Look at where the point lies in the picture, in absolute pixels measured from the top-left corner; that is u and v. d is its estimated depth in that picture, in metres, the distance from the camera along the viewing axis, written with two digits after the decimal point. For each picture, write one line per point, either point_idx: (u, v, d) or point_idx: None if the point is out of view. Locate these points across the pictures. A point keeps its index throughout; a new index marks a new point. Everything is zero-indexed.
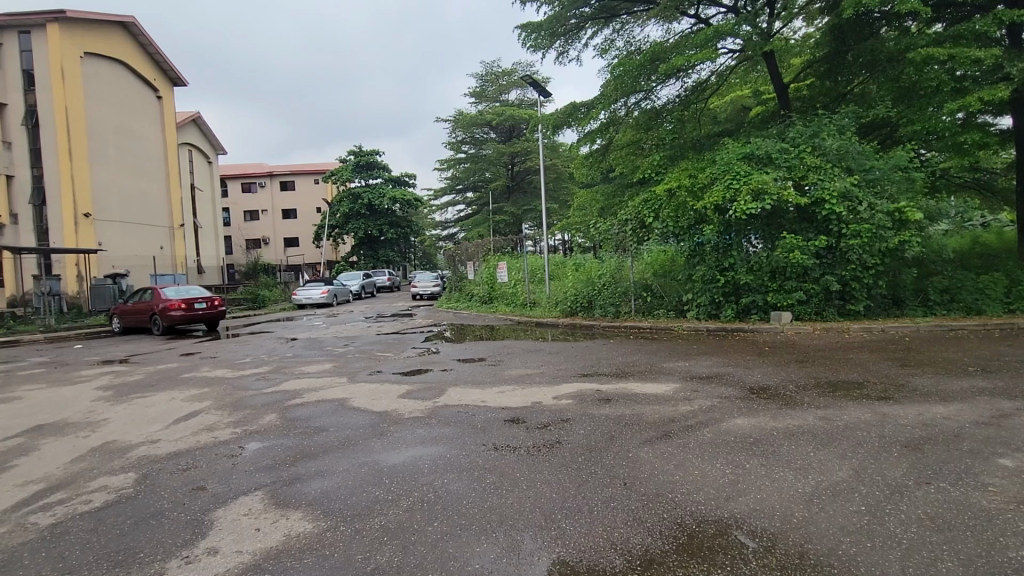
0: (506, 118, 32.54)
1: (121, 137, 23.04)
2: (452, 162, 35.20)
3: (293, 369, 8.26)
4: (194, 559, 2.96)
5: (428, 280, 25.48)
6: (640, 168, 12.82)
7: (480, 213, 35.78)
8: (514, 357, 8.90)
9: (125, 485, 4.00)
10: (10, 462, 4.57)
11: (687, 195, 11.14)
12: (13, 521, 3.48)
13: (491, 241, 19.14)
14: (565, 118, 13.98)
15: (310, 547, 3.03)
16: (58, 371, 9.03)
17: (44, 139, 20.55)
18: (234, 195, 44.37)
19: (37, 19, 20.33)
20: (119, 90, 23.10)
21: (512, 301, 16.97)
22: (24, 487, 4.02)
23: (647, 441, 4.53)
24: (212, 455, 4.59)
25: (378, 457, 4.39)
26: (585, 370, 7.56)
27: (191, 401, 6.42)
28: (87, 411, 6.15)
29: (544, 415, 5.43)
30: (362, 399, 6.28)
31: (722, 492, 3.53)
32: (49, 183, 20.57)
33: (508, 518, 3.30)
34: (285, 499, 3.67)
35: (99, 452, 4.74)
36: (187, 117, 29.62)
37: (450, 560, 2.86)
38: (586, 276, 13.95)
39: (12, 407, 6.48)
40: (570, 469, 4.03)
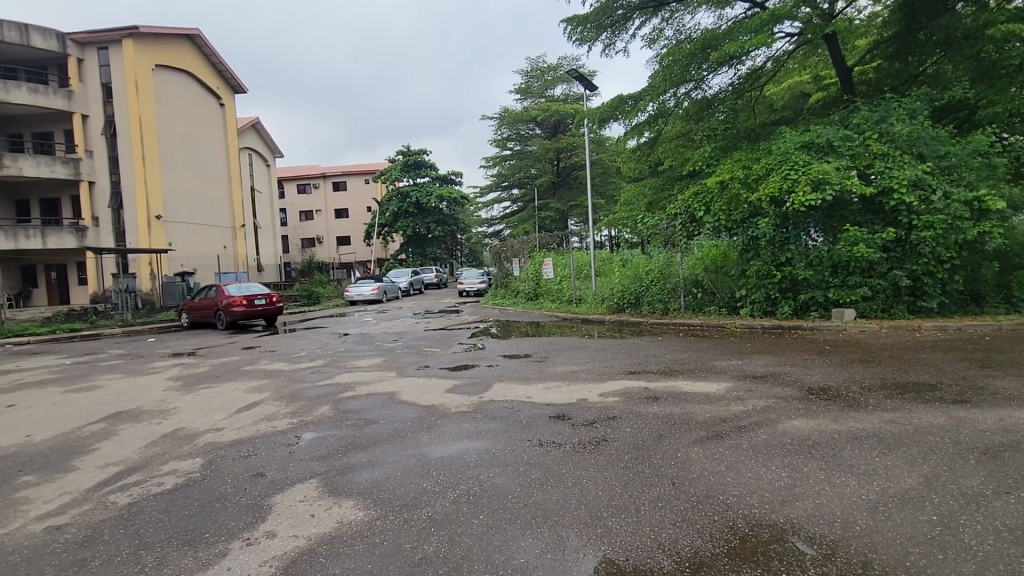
0: (551, 113, 32.33)
1: (188, 143, 24.57)
2: (498, 160, 35.25)
3: (345, 363, 8.56)
4: (254, 541, 3.13)
5: (475, 277, 25.76)
6: (691, 160, 12.49)
7: (526, 209, 35.71)
8: (561, 353, 8.85)
9: (192, 470, 4.27)
10: (93, 445, 4.98)
11: (741, 187, 10.74)
12: (96, 499, 3.81)
13: (537, 238, 19.20)
14: (612, 111, 13.71)
15: (361, 535, 3.13)
16: (133, 362, 9.74)
17: (120, 146, 22.22)
18: (291, 197, 46.40)
19: (112, 35, 21.90)
20: (185, 99, 24.61)
21: (557, 297, 16.83)
22: (106, 469, 4.38)
23: (697, 442, 4.39)
24: (271, 443, 4.83)
25: (426, 449, 4.48)
26: (631, 368, 7.40)
27: (251, 393, 6.77)
28: (159, 399, 6.62)
29: (590, 412, 5.37)
30: (410, 393, 6.43)
31: (779, 496, 3.37)
32: (125, 188, 22.26)
33: (553, 514, 3.28)
34: (338, 487, 3.81)
35: (169, 439, 5.08)
36: (247, 123, 31.27)
37: (496, 554, 2.88)
38: (635, 272, 13.71)
39: (94, 395, 7.05)
40: (617, 467, 3.97)
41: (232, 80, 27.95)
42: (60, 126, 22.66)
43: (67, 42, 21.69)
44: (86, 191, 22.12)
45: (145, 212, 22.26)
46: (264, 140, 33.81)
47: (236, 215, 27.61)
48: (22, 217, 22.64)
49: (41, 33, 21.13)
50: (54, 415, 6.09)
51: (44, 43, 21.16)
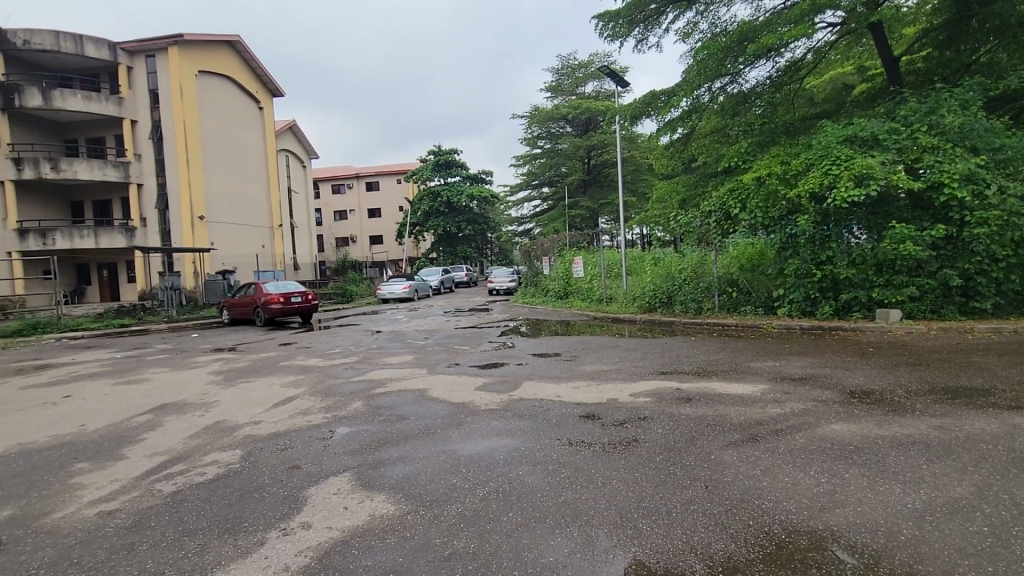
0: (582, 110, 32.11)
1: (228, 146, 25.48)
2: (528, 158, 35.18)
3: (377, 360, 8.73)
4: (290, 531, 3.22)
5: (505, 276, 25.85)
6: (726, 156, 12.21)
7: (556, 208, 35.57)
8: (590, 353, 8.78)
9: (232, 461, 4.43)
10: (140, 435, 5.22)
11: (779, 184, 10.39)
12: (144, 486, 4.00)
13: (567, 236, 19.19)
14: (644, 107, 13.51)
15: (392, 528, 3.18)
16: (177, 357, 10.17)
17: (166, 150, 23.23)
18: (326, 197, 47.55)
19: (159, 44, 22.89)
20: (226, 103, 25.52)
21: (588, 296, 16.72)
22: (152, 458, 4.59)
23: (731, 444, 4.28)
24: (306, 437, 4.96)
25: (456, 446, 4.52)
26: (663, 368, 7.29)
27: (287, 387, 6.98)
28: (201, 393, 6.90)
29: (620, 412, 5.31)
30: (440, 390, 6.51)
31: (817, 502, 3.26)
32: (171, 190, 23.26)
33: (583, 514, 3.26)
34: (370, 481, 3.88)
35: (211, 430, 5.28)
36: (284, 126, 32.20)
37: (525, 551, 2.88)
38: (667, 271, 13.51)
39: (141, 387, 7.40)
40: (648, 468, 3.91)
41: (270, 84, 28.79)
42: (111, 132, 23.76)
43: (118, 51, 22.79)
44: (134, 193, 23.19)
45: (188, 213, 23.23)
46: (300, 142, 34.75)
47: (274, 215, 28.47)
48: (76, 218, 23.82)
49: (94, 43, 22.22)
50: (106, 406, 6.42)
51: (97, 52, 22.24)
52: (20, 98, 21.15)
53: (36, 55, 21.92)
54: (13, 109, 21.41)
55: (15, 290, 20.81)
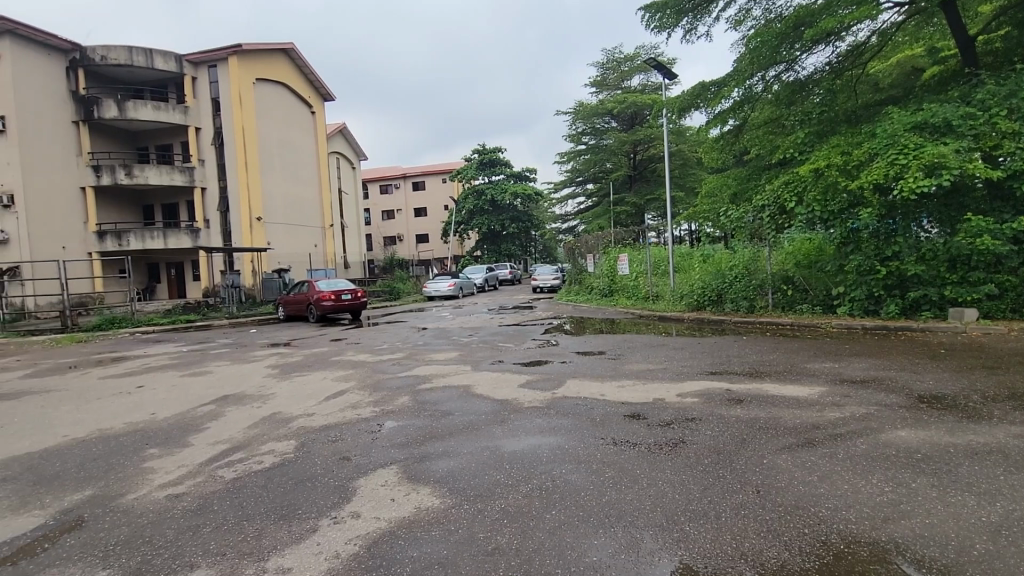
0: (627, 105, 31.54)
1: (283, 150, 26.70)
2: (572, 155, 34.82)
3: (423, 356, 8.90)
4: (341, 520, 3.34)
5: (548, 273, 25.74)
6: (780, 148, 11.74)
7: (601, 204, 35.06)
8: (636, 351, 8.63)
9: (287, 451, 4.64)
10: (204, 424, 5.56)
11: (839, 175, 9.87)
12: (207, 472, 4.25)
13: (611, 233, 18.91)
14: (693, 99, 13.10)
15: (437, 521, 3.24)
16: (237, 351, 10.74)
17: (226, 155, 24.57)
18: (374, 197, 48.91)
19: (220, 54, 24.20)
20: (281, 109, 26.73)
21: (633, 294, 16.40)
22: (215, 446, 4.87)
23: (785, 448, 4.10)
24: (356, 429, 5.14)
25: (499, 442, 4.55)
26: (714, 368, 7.07)
27: (338, 381, 7.23)
28: (259, 385, 7.27)
29: (667, 412, 5.20)
30: (484, 387, 6.57)
31: (879, 513, 3.07)
32: (231, 193, 24.57)
33: (628, 514, 3.22)
34: (416, 474, 3.98)
35: (268, 421, 5.55)
36: (334, 129, 33.35)
37: (568, 550, 2.86)
38: (716, 268, 13.10)
39: (205, 379, 7.87)
40: (696, 471, 3.80)
41: (322, 89, 29.89)
42: (178, 139, 25.32)
43: (184, 63, 24.23)
44: (199, 197, 24.64)
45: (247, 215, 24.53)
46: (350, 144, 35.86)
47: (325, 215, 29.57)
48: (147, 220, 25.55)
49: (162, 55, 23.71)
50: (173, 396, 6.87)
51: (165, 64, 23.73)
52: (98, 110, 22.85)
53: (111, 69, 23.59)
54: (92, 120, 23.15)
55: (96, 288, 22.56)
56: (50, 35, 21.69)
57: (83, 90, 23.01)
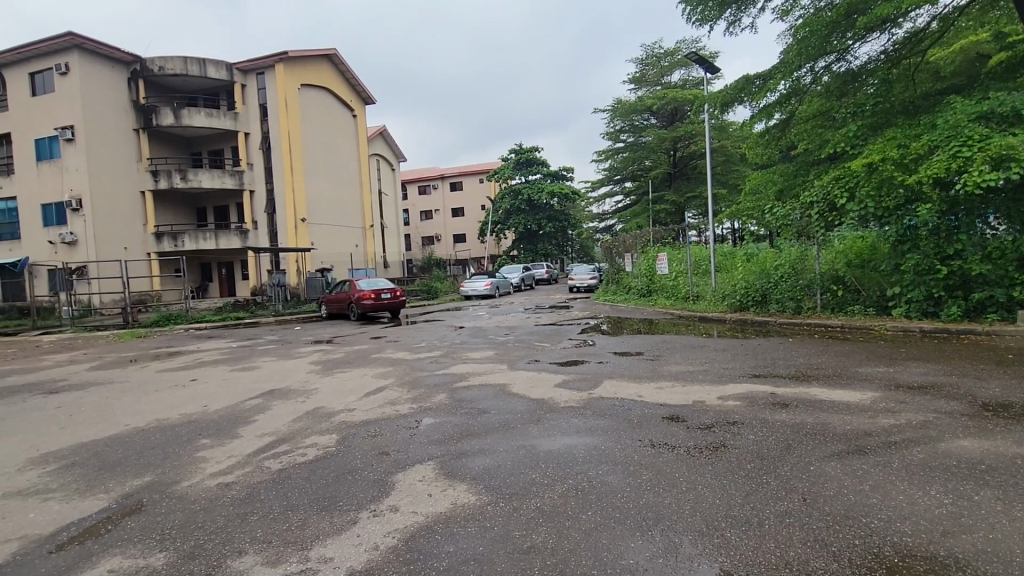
0: (667, 101, 30.89)
1: (326, 153, 27.58)
2: (610, 153, 34.35)
3: (461, 354, 9.01)
4: (380, 513, 3.42)
5: (585, 272, 25.53)
6: (830, 142, 11.23)
7: (640, 203, 34.46)
8: (675, 352, 8.45)
9: (329, 444, 4.79)
10: (252, 417, 5.81)
11: (895, 169, 9.30)
12: (254, 462, 4.44)
13: (651, 232, 18.58)
14: (737, 93, 12.71)
15: (473, 518, 3.28)
16: (283, 347, 11.15)
17: (273, 159, 25.61)
18: (413, 198, 49.77)
19: (267, 61, 25.18)
20: (325, 113, 27.60)
21: (672, 294, 16.08)
22: (262, 438, 5.08)
23: (833, 455, 3.93)
24: (394, 425, 5.24)
25: (535, 442, 4.55)
26: (757, 370, 6.84)
27: (377, 378, 7.40)
28: (303, 380, 7.53)
29: (707, 415, 5.06)
30: (520, 385, 6.60)
31: (938, 526, 2.89)
32: (278, 195, 25.58)
33: (666, 518, 3.16)
34: (452, 471, 4.02)
35: (311, 415, 5.75)
36: (375, 131, 34.12)
37: (604, 552, 2.83)
38: (761, 267, 12.69)
39: (252, 374, 8.22)
40: (738, 475, 3.69)
41: (363, 93, 30.63)
42: (228, 144, 26.48)
43: (234, 71, 25.33)
44: (248, 199, 25.72)
45: (292, 216, 25.52)
46: (390, 146, 36.61)
47: (367, 216, 30.33)
48: (201, 222, 26.83)
49: (214, 64, 24.86)
50: (224, 389, 7.21)
51: (217, 73, 24.86)
52: (156, 118, 24.15)
53: (168, 79, 24.89)
54: (151, 128, 24.50)
55: (154, 286, 23.88)
56: (114, 49, 23.10)
57: (143, 99, 24.38)
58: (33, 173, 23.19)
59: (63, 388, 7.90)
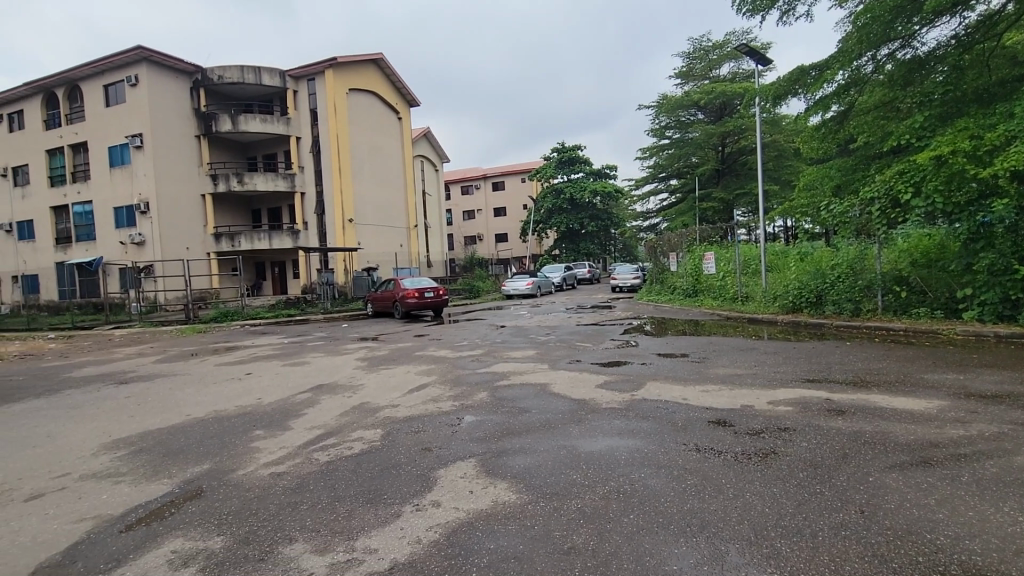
0: (716, 95, 29.95)
1: (373, 155, 28.35)
2: (655, 150, 33.63)
3: (502, 353, 9.05)
4: (423, 508, 3.48)
5: (628, 272, 25.11)
6: (893, 134, 10.57)
7: (686, 200, 33.57)
8: (722, 355, 8.20)
9: (375, 438, 4.93)
10: (303, 410, 6.05)
11: (966, 162, 8.65)
12: (305, 454, 4.62)
13: (697, 230, 18.13)
14: (790, 85, 12.17)
15: (513, 516, 3.28)
16: (331, 344, 11.55)
17: (322, 162, 26.55)
18: (456, 198, 50.41)
19: (318, 68, 26.11)
20: (371, 116, 28.37)
21: (720, 294, 15.60)
22: (311, 430, 5.27)
23: (894, 466, 3.70)
24: (437, 422, 5.33)
25: (576, 442, 4.52)
26: (811, 375, 6.53)
27: (420, 375, 7.55)
28: (349, 376, 7.77)
29: (756, 420, 4.88)
30: (562, 385, 6.57)
31: (1013, 546, 2.67)
32: (327, 197, 26.50)
33: (711, 525, 3.06)
34: (493, 469, 4.05)
35: (357, 410, 5.92)
36: (419, 133, 34.77)
37: (646, 557, 2.77)
38: (815, 267, 12.13)
39: (302, 369, 8.55)
40: (789, 484, 3.54)
41: (408, 95, 31.26)
42: (281, 149, 27.63)
43: (286, 78, 26.41)
44: (299, 201, 26.76)
45: (340, 217, 26.41)
46: (434, 148, 37.21)
47: (410, 216, 30.93)
48: (256, 223, 28.10)
49: (269, 72, 26.00)
50: (276, 383, 7.54)
51: (271, 80, 25.99)
52: (216, 125, 25.47)
53: (226, 87, 26.21)
54: (211, 134, 25.85)
55: (213, 284, 25.25)
56: (178, 60, 24.54)
57: (203, 107, 25.79)
58: (107, 178, 24.97)
59: (132, 379, 8.48)
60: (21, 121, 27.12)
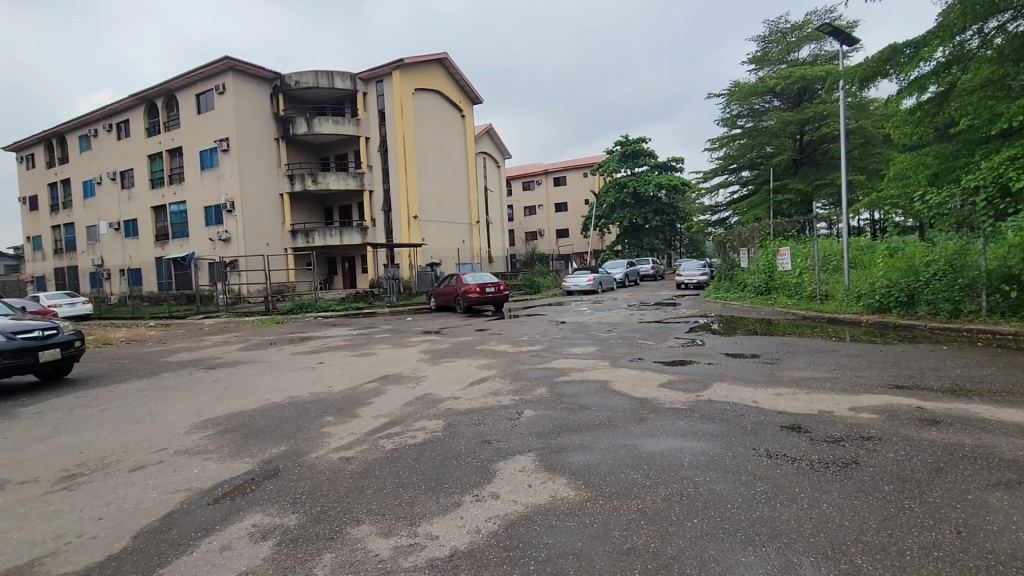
0: (794, 80, 28.06)
1: (436, 153, 29.09)
2: (726, 140, 32.06)
3: (562, 349, 9.00)
4: (482, 499, 3.53)
5: (695, 268, 24.19)
6: (1002, 116, 9.39)
7: (759, 193, 31.76)
8: (797, 356, 7.71)
9: (436, 429, 5.06)
10: (369, 399, 6.31)
11: None
12: (372, 441, 4.82)
13: (770, 224, 17.26)
14: (880, 66, 11.13)
15: (572, 513, 3.26)
16: (396, 336, 11.97)
17: (389, 161, 27.51)
18: (518, 194, 50.65)
19: (386, 69, 27.06)
20: (435, 115, 29.10)
21: (796, 293, 14.69)
22: (377, 419, 5.49)
23: (998, 484, 3.33)
24: (496, 415, 5.39)
25: (638, 441, 4.41)
26: (898, 381, 5.98)
27: (481, 369, 7.66)
28: (413, 368, 8.02)
29: (836, 428, 4.55)
30: (623, 383, 6.43)
31: None
32: (393, 194, 27.46)
33: (783, 535, 2.90)
34: (552, 464, 4.04)
35: (420, 401, 6.10)
36: (482, 130, 35.19)
37: (711, 562, 2.68)
38: (907, 264, 11.11)
39: (370, 360, 8.93)
40: (872, 497, 3.27)
41: (471, 93, 31.71)
42: (351, 149, 28.88)
43: (357, 81, 27.57)
44: (367, 199, 27.88)
45: (405, 214, 27.30)
46: (496, 144, 37.51)
47: (472, 213, 31.42)
48: (328, 220, 29.59)
49: (341, 76, 27.25)
50: (345, 373, 7.92)
51: (343, 84, 27.23)
52: (293, 128, 27.03)
53: (302, 92, 27.73)
54: (289, 136, 27.49)
55: (290, 278, 26.91)
56: (260, 68, 26.28)
57: (282, 112, 27.44)
58: (199, 180, 27.20)
59: (219, 365, 9.20)
60: (128, 130, 30.12)
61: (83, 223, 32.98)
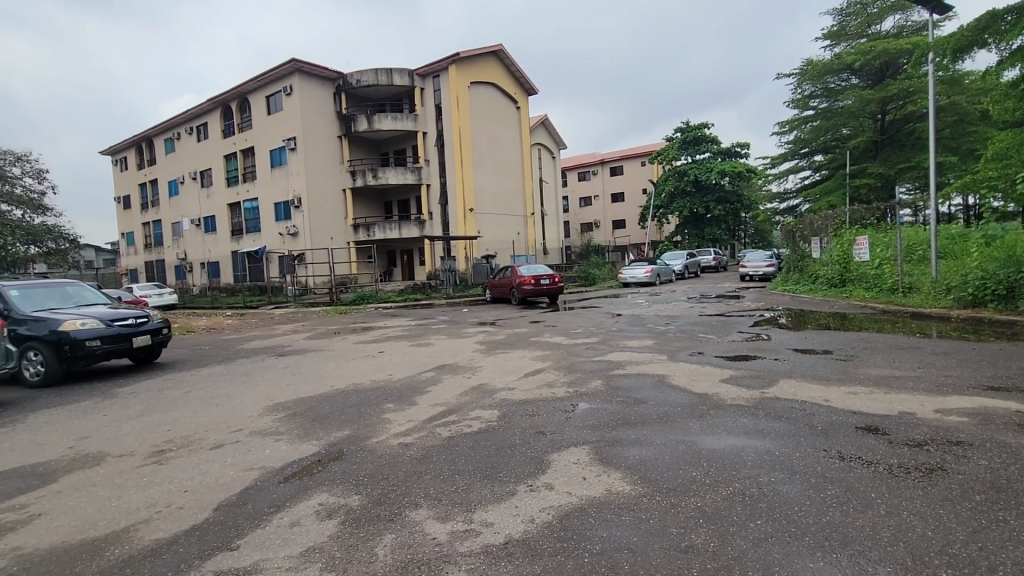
0: (874, 55, 25.82)
1: (491, 145, 29.28)
2: (796, 123, 30.21)
3: (618, 342, 8.84)
4: (536, 489, 3.55)
5: (761, 258, 23.05)
6: None
7: (833, 178, 29.68)
8: (875, 353, 7.16)
9: (491, 418, 5.13)
10: (427, 388, 6.48)
11: None
12: (430, 428, 4.96)
13: (845, 211, 16.21)
14: (976, 34, 10.05)
15: (628, 508, 3.20)
16: (452, 327, 12.21)
17: (446, 154, 27.96)
18: (573, 184, 50.14)
19: (442, 64, 27.44)
20: (490, 107, 29.25)
21: (874, 285, 13.65)
22: (434, 407, 5.63)
23: None
24: (551, 407, 5.38)
25: (697, 438, 4.27)
26: (992, 383, 5.43)
27: (536, 360, 7.68)
28: (468, 358, 8.16)
29: (919, 430, 4.20)
30: (681, 378, 6.24)
31: None
32: (450, 187, 27.93)
33: (856, 541, 2.72)
34: (607, 457, 3.99)
35: (476, 391, 6.20)
36: (537, 121, 35.04)
37: (775, 565, 2.56)
38: (1006, 252, 10.10)
39: (426, 350, 9.15)
40: (961, 507, 2.99)
41: (526, 84, 31.54)
42: (409, 144, 29.58)
43: (414, 77, 28.17)
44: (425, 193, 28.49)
45: (462, 206, 27.70)
46: (551, 135, 37.22)
47: (527, 204, 31.41)
48: (388, 214, 30.53)
49: (399, 73, 27.92)
50: (404, 361, 8.18)
51: (401, 80, 27.90)
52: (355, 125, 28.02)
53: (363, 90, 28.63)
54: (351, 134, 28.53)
55: (352, 270, 28.10)
56: (324, 68, 27.40)
57: (344, 110, 28.50)
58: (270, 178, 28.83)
59: (288, 352, 9.75)
60: (206, 132, 32.33)
61: (169, 220, 35.85)
